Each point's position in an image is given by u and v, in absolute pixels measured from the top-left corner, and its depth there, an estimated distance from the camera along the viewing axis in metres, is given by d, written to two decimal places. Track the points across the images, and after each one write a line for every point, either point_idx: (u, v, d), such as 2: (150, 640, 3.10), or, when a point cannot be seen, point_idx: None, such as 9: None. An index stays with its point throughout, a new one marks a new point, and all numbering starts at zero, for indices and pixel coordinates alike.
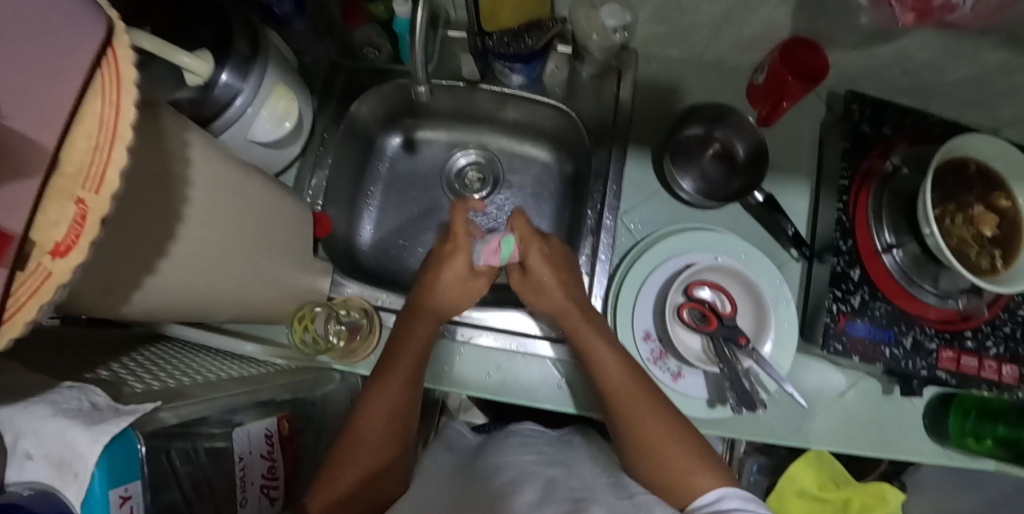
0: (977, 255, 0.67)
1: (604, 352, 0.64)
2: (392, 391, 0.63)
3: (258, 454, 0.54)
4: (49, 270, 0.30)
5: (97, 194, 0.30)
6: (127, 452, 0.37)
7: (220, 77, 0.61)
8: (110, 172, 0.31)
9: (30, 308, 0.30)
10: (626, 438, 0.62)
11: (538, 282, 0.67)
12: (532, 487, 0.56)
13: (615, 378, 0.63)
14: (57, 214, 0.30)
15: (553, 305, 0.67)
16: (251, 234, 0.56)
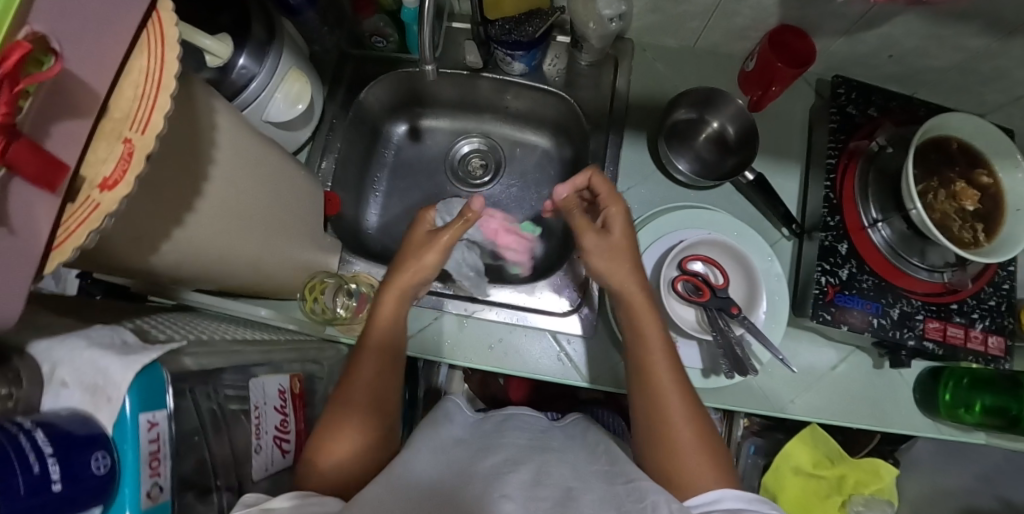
0: (959, 228, 0.70)
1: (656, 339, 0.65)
2: (374, 365, 0.64)
3: (273, 406, 0.57)
4: (97, 202, 0.33)
5: (142, 135, 0.34)
6: (153, 383, 0.39)
7: (239, 59, 0.64)
8: (154, 116, 0.35)
9: (79, 236, 0.33)
10: (649, 423, 0.62)
11: (622, 243, 0.70)
12: (529, 468, 0.56)
13: (660, 366, 0.64)
14: (105, 153, 0.34)
15: (622, 280, 0.68)
16: (267, 204, 0.60)
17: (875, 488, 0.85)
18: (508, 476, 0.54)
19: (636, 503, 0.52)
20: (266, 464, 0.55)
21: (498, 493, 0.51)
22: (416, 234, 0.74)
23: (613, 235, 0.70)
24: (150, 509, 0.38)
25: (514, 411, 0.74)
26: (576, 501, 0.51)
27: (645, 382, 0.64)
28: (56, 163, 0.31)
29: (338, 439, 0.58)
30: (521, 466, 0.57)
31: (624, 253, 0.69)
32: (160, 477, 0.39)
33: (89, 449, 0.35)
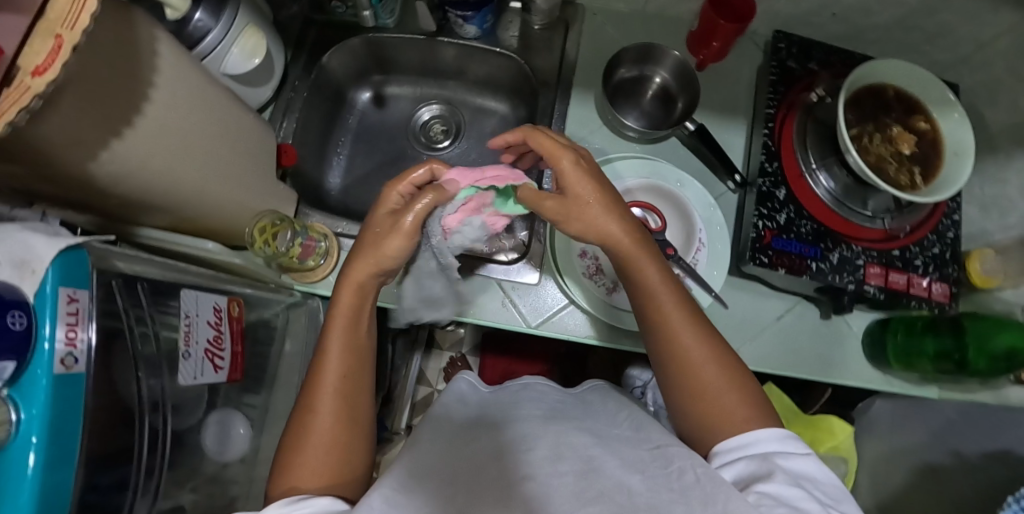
0: (896, 171, 0.71)
1: (655, 287, 0.59)
2: (337, 368, 0.58)
3: (205, 319, 0.60)
4: (29, 86, 0.39)
5: (70, 30, 0.40)
6: (78, 264, 0.44)
7: (196, 14, 0.69)
8: (83, 16, 0.40)
9: (10, 113, 0.39)
10: (674, 376, 0.57)
11: (579, 199, 0.61)
12: (546, 440, 0.53)
13: (671, 317, 0.58)
14: (40, 46, 0.40)
15: (600, 230, 0.61)
16: (212, 139, 0.63)
17: (830, 446, 0.83)
18: (527, 451, 0.51)
19: (662, 469, 0.49)
20: (193, 372, 0.58)
21: (519, 476, 0.48)
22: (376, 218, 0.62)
23: (574, 192, 0.61)
24: (64, 376, 0.42)
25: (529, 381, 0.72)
26: (598, 471, 0.49)
27: (659, 338, 0.59)
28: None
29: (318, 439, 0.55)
30: (541, 439, 0.53)
31: (591, 207, 0.60)
32: (75, 349, 0.43)
33: (5, 308, 0.39)
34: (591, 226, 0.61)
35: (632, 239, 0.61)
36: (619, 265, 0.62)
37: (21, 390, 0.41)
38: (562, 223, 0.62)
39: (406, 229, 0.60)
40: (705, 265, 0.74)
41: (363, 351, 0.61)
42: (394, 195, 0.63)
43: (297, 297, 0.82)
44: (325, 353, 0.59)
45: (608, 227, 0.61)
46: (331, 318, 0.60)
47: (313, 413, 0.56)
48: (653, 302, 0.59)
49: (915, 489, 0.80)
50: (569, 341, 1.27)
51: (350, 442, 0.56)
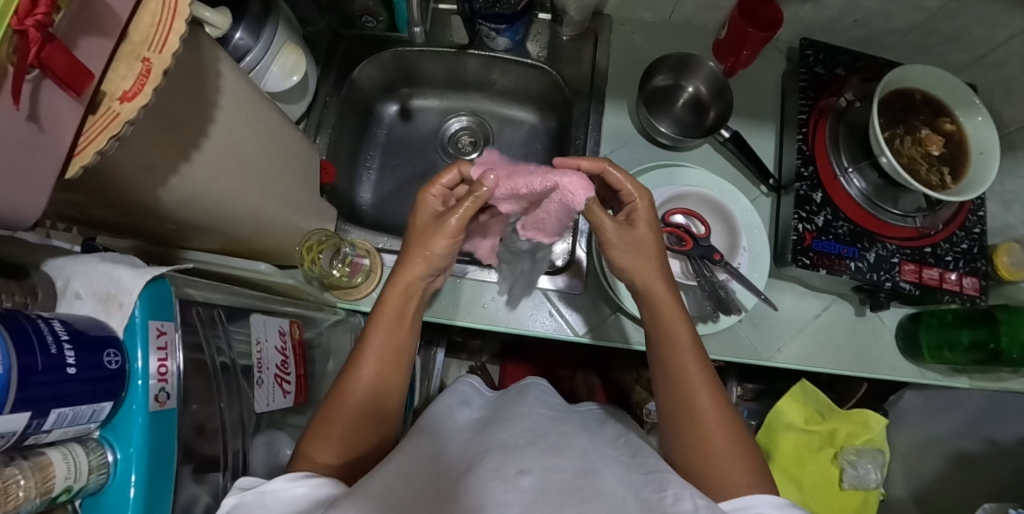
0: (927, 172, 0.73)
1: (683, 338, 0.58)
2: (374, 364, 0.55)
3: (273, 343, 0.60)
4: (118, 112, 0.37)
5: (160, 53, 0.39)
6: (162, 295, 0.42)
7: (235, 34, 0.68)
8: (171, 38, 0.39)
9: (99, 142, 0.37)
10: (674, 421, 0.55)
11: (640, 242, 0.62)
12: (545, 439, 0.50)
13: (692, 378, 0.56)
14: (126, 71, 0.38)
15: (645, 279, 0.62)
16: (264, 160, 0.62)
17: (865, 438, 0.87)
18: (524, 447, 0.47)
19: (656, 491, 0.47)
20: (266, 397, 0.58)
21: (514, 469, 0.43)
22: (418, 216, 0.62)
23: (636, 231, 0.62)
24: (159, 413, 0.40)
25: (532, 381, 0.72)
26: (596, 476, 0.46)
27: (669, 385, 0.57)
28: (81, 70, 0.35)
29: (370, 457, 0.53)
30: (539, 438, 0.50)
31: (651, 251, 0.62)
32: (167, 385, 0.41)
33: (101, 347, 0.37)
34: (641, 265, 0.62)
35: (674, 296, 0.61)
36: (647, 306, 0.62)
37: (116, 431, 0.39)
38: (609, 252, 0.63)
39: (451, 228, 0.59)
40: (747, 268, 0.76)
41: (404, 357, 0.58)
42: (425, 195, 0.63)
43: (340, 314, 0.82)
44: (362, 353, 0.56)
45: (658, 275, 0.62)
46: (375, 314, 0.58)
47: (342, 402, 0.53)
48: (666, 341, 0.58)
49: (951, 477, 0.83)
50: (593, 347, 1.28)
51: (365, 439, 0.53)
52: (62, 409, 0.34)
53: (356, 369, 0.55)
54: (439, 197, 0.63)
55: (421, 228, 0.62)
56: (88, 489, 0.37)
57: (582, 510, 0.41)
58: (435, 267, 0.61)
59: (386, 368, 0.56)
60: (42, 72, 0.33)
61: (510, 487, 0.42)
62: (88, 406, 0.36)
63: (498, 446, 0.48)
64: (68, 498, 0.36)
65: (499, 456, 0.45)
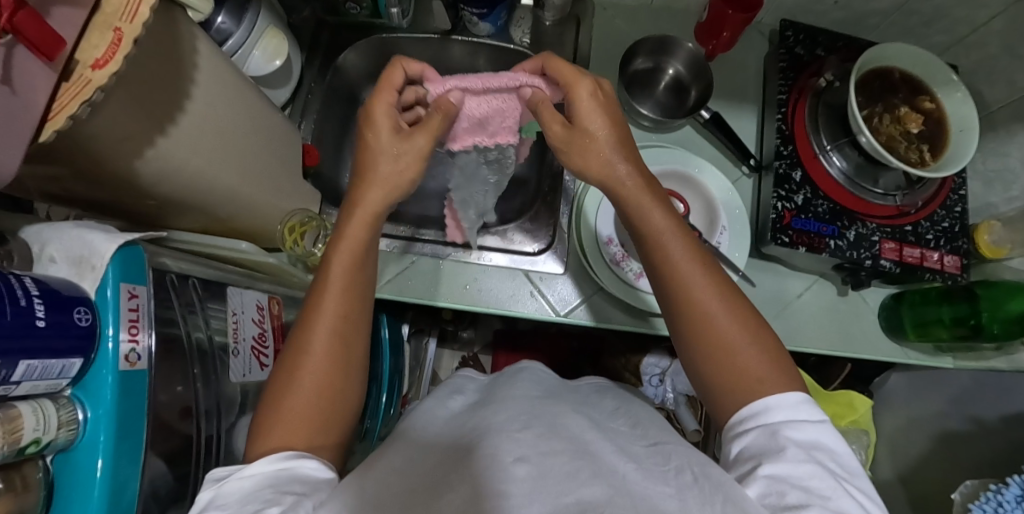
0: (906, 149, 0.74)
1: (666, 229, 0.52)
2: (338, 297, 0.49)
3: (250, 317, 0.61)
4: (90, 78, 0.38)
5: (131, 23, 0.39)
6: (134, 259, 0.43)
7: (218, 17, 0.69)
8: (142, 8, 0.39)
9: (70, 108, 0.38)
10: (690, 348, 0.50)
11: (585, 134, 0.54)
12: (540, 420, 0.48)
13: (695, 285, 0.49)
14: (98, 39, 0.39)
15: (603, 167, 0.54)
16: (242, 136, 0.63)
17: (850, 419, 0.87)
18: (519, 430, 0.45)
19: (660, 465, 0.45)
20: (242, 370, 0.58)
21: (512, 456, 0.41)
22: (381, 139, 0.53)
23: (580, 126, 0.54)
24: (129, 372, 0.41)
25: (526, 365, 0.71)
26: (596, 456, 0.44)
27: (679, 311, 0.50)
28: (54, 37, 0.35)
29: (342, 402, 0.48)
30: (535, 420, 0.48)
31: (597, 141, 0.53)
32: (138, 345, 0.42)
33: (71, 305, 0.38)
34: (597, 161, 0.54)
35: (641, 179, 0.54)
36: (620, 207, 0.55)
37: (87, 389, 0.40)
38: (568, 160, 0.55)
39: (422, 151, 0.54)
40: (728, 247, 0.76)
41: (365, 289, 0.51)
42: (377, 106, 0.55)
43: None
44: (326, 276, 0.50)
45: (616, 163, 0.54)
46: (333, 244, 0.51)
47: (310, 336, 0.48)
48: (668, 239, 0.51)
49: (936, 457, 0.83)
50: (583, 336, 1.28)
51: (342, 383, 0.48)
52: (32, 361, 0.35)
53: (321, 303, 0.49)
54: (389, 114, 0.54)
55: (393, 154, 0.53)
56: (56, 444, 0.38)
57: (579, 496, 0.39)
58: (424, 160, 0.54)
59: (353, 302, 0.50)
60: (15, 38, 0.34)
61: (503, 479, 0.40)
62: (57, 360, 0.37)
63: (493, 428, 0.46)
64: (38, 450, 0.37)
65: (494, 440, 0.43)
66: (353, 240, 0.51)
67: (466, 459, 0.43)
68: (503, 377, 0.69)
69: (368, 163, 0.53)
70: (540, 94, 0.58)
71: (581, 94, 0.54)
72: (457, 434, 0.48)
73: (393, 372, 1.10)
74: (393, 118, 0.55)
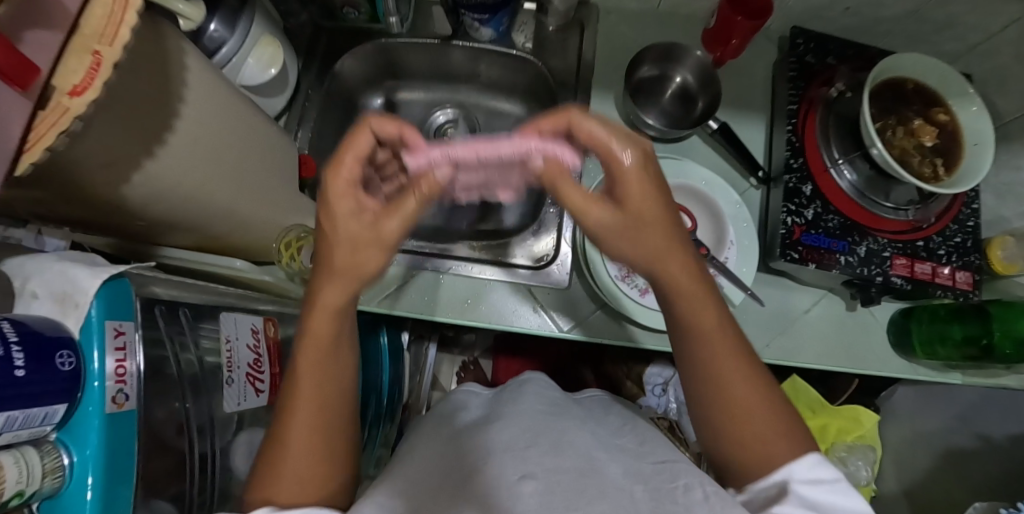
0: (920, 164, 0.72)
1: (710, 321, 0.46)
2: (316, 378, 0.44)
3: (245, 342, 0.59)
4: (68, 107, 0.34)
5: (111, 46, 0.35)
6: (121, 294, 0.41)
7: (210, 25, 0.66)
8: (123, 30, 0.35)
9: (48, 139, 0.34)
10: (710, 419, 0.46)
11: (638, 219, 0.44)
12: (546, 437, 0.49)
13: (735, 369, 0.45)
14: (75, 64, 0.35)
15: (655, 255, 0.45)
16: (236, 152, 0.61)
17: (856, 434, 0.87)
18: (525, 449, 0.47)
19: (667, 482, 0.47)
20: (236, 398, 0.56)
21: (518, 474, 0.44)
22: (346, 224, 0.39)
23: (632, 211, 0.43)
24: (116, 415, 0.39)
25: (529, 376, 0.70)
26: (599, 474, 0.46)
27: (700, 379, 0.47)
28: (25, 63, 0.32)
29: (332, 476, 0.45)
30: (540, 437, 0.49)
31: (652, 229, 0.44)
32: (125, 386, 0.40)
33: (54, 349, 0.36)
34: (652, 251, 0.44)
35: (694, 271, 0.46)
36: (661, 295, 0.48)
37: (73, 433, 0.38)
38: (612, 248, 0.45)
39: (399, 242, 0.41)
40: (735, 263, 0.74)
41: (343, 371, 0.46)
42: (331, 183, 0.40)
43: None
44: (298, 360, 0.44)
45: (673, 254, 0.45)
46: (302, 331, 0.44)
47: (289, 417, 0.43)
48: (694, 323, 0.46)
49: (942, 473, 0.82)
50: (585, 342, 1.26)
51: (330, 459, 0.44)
52: (13, 412, 0.33)
53: (296, 389, 0.43)
54: (353, 195, 0.40)
55: (349, 241, 0.40)
56: (42, 493, 0.36)
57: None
58: (392, 248, 0.41)
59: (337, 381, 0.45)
60: None
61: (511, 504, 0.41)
62: (39, 409, 0.35)
63: (499, 448, 0.48)
64: (22, 502, 0.35)
65: (500, 460, 0.46)
66: (328, 328, 0.44)
67: (474, 474, 0.45)
68: (505, 389, 0.69)
69: (329, 250, 0.41)
70: (558, 158, 0.41)
71: (629, 173, 0.42)
72: (461, 452, 0.50)
73: (393, 381, 1.08)
74: (354, 198, 0.40)
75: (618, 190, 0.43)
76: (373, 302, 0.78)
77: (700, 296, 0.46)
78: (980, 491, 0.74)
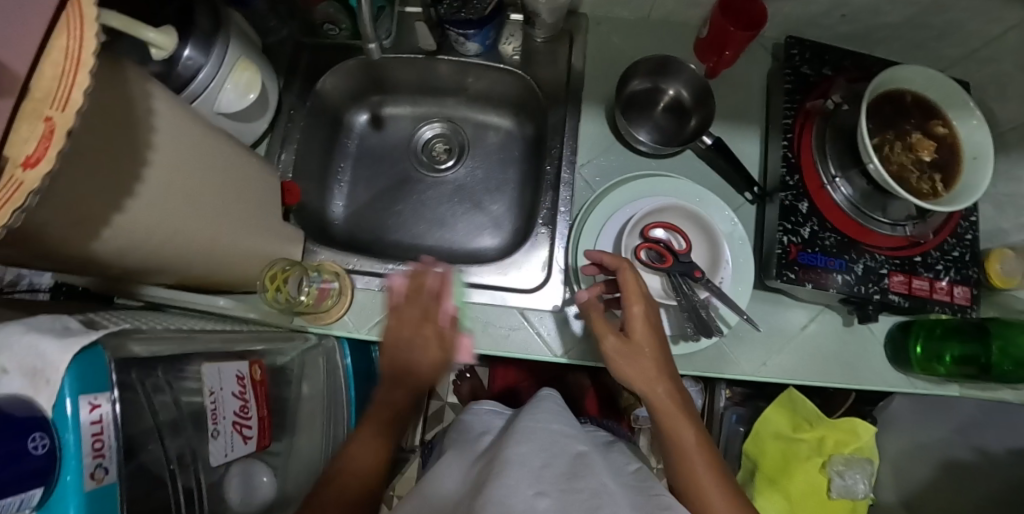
0: (918, 180, 0.70)
1: (691, 442, 0.57)
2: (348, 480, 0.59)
3: (230, 391, 0.57)
4: (21, 180, 0.31)
5: (63, 111, 0.32)
6: (96, 365, 0.40)
7: (184, 51, 0.64)
8: (75, 93, 0.32)
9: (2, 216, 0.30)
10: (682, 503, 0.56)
11: (637, 348, 0.59)
12: (562, 461, 0.49)
13: (709, 488, 0.55)
14: (27, 132, 0.31)
15: (647, 382, 0.58)
16: (214, 191, 0.59)
17: (854, 447, 0.87)
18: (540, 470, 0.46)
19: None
20: (223, 448, 0.56)
21: (532, 490, 0.42)
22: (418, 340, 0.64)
23: (636, 338, 0.59)
24: (95, 491, 0.38)
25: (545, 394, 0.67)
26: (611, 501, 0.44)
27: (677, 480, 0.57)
28: None
29: None
30: (556, 460, 0.49)
31: (647, 359, 0.59)
32: (104, 460, 0.39)
33: (27, 431, 0.35)
34: (643, 376, 0.59)
35: (675, 399, 0.59)
36: (655, 419, 0.59)
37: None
38: (616, 368, 0.60)
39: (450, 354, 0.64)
40: (730, 283, 0.73)
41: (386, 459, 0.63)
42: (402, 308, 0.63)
43: (312, 340, 0.79)
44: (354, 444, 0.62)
45: (658, 381, 0.59)
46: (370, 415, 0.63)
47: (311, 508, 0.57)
48: (671, 422, 0.58)
49: (940, 485, 0.82)
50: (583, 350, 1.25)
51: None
52: None
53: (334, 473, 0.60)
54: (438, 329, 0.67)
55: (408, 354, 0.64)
56: None
57: None
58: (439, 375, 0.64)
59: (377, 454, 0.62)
60: None
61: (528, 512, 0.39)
62: (16, 496, 0.33)
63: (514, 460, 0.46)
64: None
65: (515, 474, 0.44)
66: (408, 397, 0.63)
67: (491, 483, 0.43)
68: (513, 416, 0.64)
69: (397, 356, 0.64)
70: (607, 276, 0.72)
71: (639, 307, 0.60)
72: (477, 476, 0.48)
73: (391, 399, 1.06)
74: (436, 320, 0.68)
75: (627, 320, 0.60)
76: (364, 329, 0.78)
77: (677, 411, 0.58)
78: None
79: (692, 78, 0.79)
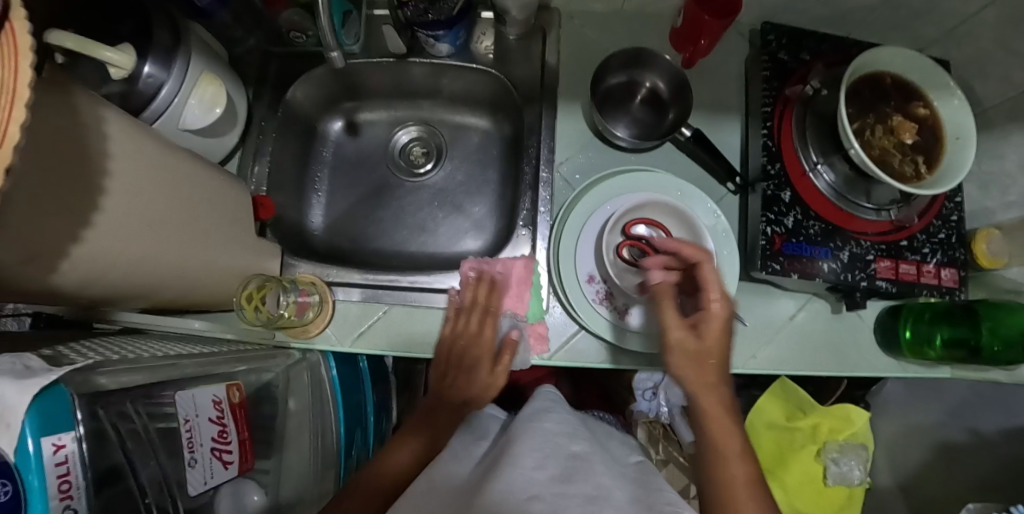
0: (901, 163, 0.69)
1: (735, 452, 0.53)
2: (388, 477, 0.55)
3: (208, 417, 0.56)
4: None
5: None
6: (58, 404, 0.38)
7: (143, 68, 0.62)
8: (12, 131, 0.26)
9: None
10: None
11: (707, 350, 0.56)
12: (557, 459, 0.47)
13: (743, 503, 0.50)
14: None
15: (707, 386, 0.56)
16: (180, 211, 0.57)
17: (848, 433, 0.87)
18: (532, 469, 0.45)
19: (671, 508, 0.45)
20: (203, 474, 0.55)
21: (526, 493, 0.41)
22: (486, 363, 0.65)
23: (708, 339, 0.56)
24: None
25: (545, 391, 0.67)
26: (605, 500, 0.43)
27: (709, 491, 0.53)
28: None
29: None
30: (551, 458, 0.47)
31: (713, 365, 0.56)
32: (71, 501, 0.38)
33: None
34: (701, 378, 0.56)
35: (729, 409, 0.55)
36: (697, 422, 0.56)
37: None
38: (674, 366, 0.57)
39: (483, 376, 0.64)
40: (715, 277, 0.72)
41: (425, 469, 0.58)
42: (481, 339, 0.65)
43: (296, 356, 0.78)
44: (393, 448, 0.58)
45: (716, 387, 0.56)
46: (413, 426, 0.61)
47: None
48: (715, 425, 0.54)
49: (935, 467, 0.82)
50: None
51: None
52: None
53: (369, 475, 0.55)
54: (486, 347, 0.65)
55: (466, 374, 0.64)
56: None
57: None
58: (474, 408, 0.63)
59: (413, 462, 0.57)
60: None
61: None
62: None
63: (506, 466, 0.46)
64: None
65: (506, 479, 0.43)
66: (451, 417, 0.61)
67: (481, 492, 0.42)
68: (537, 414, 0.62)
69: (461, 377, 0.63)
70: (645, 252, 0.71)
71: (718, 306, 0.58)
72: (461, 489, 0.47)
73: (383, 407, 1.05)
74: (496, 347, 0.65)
75: (703, 319, 0.57)
76: (348, 341, 0.78)
77: (726, 419, 0.55)
78: (972, 486, 0.74)
79: (669, 69, 0.78)
